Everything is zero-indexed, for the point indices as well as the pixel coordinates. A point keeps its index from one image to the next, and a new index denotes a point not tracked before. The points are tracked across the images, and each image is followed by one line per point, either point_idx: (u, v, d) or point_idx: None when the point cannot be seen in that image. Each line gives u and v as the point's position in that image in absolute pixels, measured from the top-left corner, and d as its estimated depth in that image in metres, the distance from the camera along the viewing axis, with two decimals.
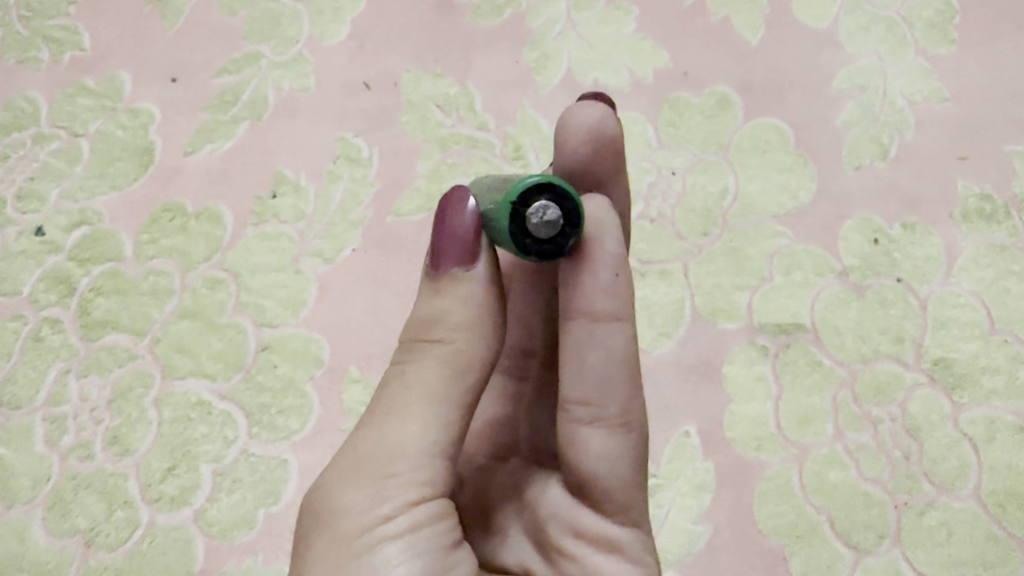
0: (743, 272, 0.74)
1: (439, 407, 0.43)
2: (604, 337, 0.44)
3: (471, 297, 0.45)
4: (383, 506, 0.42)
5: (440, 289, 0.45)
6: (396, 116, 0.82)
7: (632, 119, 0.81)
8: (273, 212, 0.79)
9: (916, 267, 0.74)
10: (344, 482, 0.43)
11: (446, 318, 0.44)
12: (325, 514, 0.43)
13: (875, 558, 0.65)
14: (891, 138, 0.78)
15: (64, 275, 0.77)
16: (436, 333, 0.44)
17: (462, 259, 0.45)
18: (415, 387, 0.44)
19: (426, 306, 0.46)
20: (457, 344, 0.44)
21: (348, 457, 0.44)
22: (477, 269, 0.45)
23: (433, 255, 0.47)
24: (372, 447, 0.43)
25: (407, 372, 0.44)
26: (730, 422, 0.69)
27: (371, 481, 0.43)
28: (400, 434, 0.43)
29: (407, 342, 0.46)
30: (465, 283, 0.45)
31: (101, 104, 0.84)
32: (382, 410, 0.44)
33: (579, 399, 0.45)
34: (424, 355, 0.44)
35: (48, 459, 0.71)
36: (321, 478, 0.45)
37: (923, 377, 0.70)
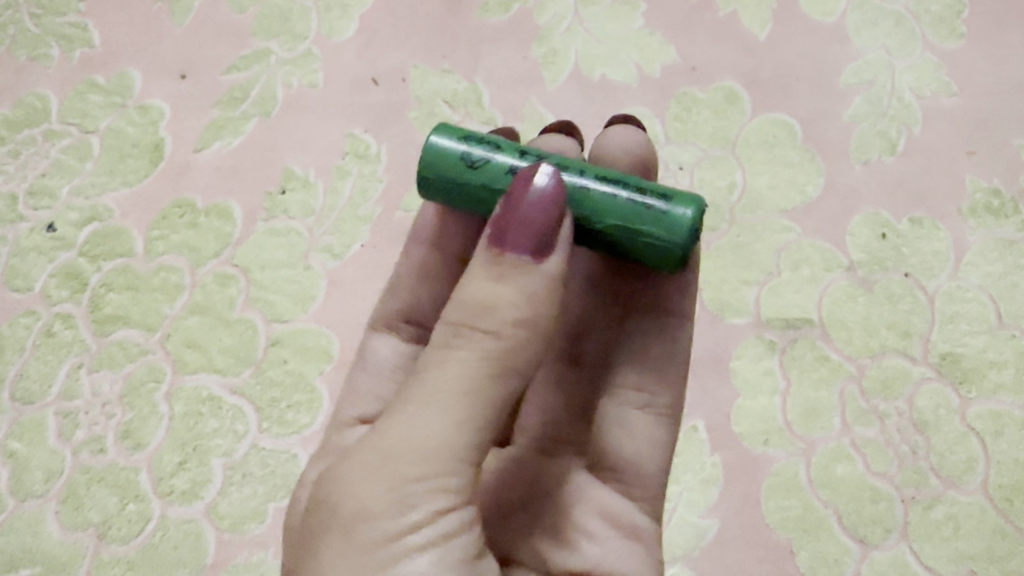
0: (751, 267, 0.74)
1: (476, 408, 0.40)
2: (664, 342, 0.56)
3: (530, 292, 0.41)
4: (411, 513, 0.41)
5: (500, 274, 0.41)
6: (404, 112, 0.83)
7: (639, 115, 0.81)
8: (283, 208, 0.79)
9: (923, 262, 0.74)
10: (368, 478, 0.41)
11: (497, 310, 0.41)
12: (345, 508, 0.41)
13: (882, 552, 0.65)
14: (899, 132, 0.78)
15: (75, 271, 0.77)
16: (489, 324, 0.41)
17: (530, 244, 0.42)
18: (452, 382, 0.41)
19: (479, 289, 0.41)
20: (509, 343, 0.41)
21: (375, 450, 0.41)
22: (545, 264, 0.42)
23: (491, 227, 0.43)
24: (402, 446, 0.40)
25: (447, 361, 0.41)
26: (737, 416, 0.69)
27: (399, 484, 0.40)
28: (434, 436, 0.40)
29: (449, 322, 0.42)
30: (527, 276, 0.41)
31: (112, 101, 0.85)
32: (417, 404, 0.41)
33: (636, 385, 0.55)
34: (468, 346, 0.41)
35: (60, 453, 0.71)
36: (343, 465, 0.43)
37: (930, 372, 0.70)
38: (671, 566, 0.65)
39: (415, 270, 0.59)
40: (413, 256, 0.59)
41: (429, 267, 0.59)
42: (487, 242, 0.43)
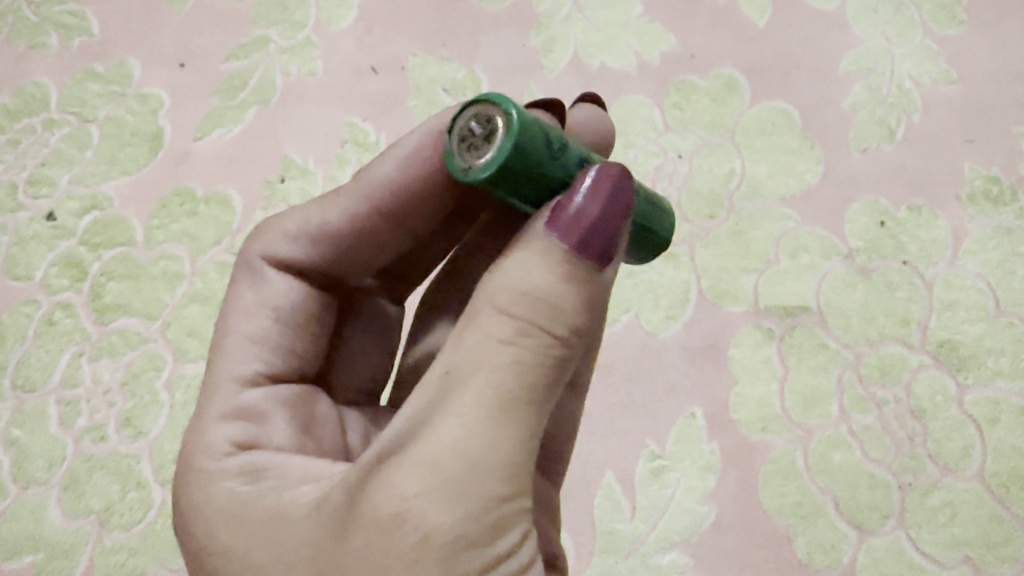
0: (749, 255, 0.74)
1: (538, 417, 0.38)
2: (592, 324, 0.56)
3: (590, 295, 0.39)
4: (499, 537, 0.37)
5: (563, 273, 0.39)
6: (402, 101, 0.83)
7: (639, 103, 0.81)
8: (282, 196, 0.80)
9: (921, 249, 0.74)
10: (445, 501, 0.36)
11: (566, 312, 0.38)
12: (421, 538, 0.36)
13: (880, 539, 0.64)
14: (898, 120, 0.78)
15: (76, 259, 0.78)
16: (559, 328, 0.38)
17: (608, 254, 0.39)
18: (521, 389, 0.37)
19: (542, 287, 0.38)
20: (568, 348, 0.39)
21: (443, 470, 0.36)
22: (608, 272, 0.40)
23: (575, 231, 0.39)
24: (482, 462, 0.36)
25: (517, 367, 0.37)
26: (735, 403, 0.69)
27: (482, 503, 0.36)
28: (510, 449, 0.37)
29: (505, 322, 0.38)
30: (591, 279, 0.39)
31: (110, 89, 0.85)
32: (489, 415, 0.37)
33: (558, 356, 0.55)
34: (536, 350, 0.38)
35: (61, 441, 0.71)
36: (396, 489, 0.36)
37: (928, 359, 0.70)
38: (670, 552, 0.65)
39: (350, 226, 0.52)
40: (352, 211, 0.52)
41: (367, 228, 0.52)
42: (555, 241, 0.39)
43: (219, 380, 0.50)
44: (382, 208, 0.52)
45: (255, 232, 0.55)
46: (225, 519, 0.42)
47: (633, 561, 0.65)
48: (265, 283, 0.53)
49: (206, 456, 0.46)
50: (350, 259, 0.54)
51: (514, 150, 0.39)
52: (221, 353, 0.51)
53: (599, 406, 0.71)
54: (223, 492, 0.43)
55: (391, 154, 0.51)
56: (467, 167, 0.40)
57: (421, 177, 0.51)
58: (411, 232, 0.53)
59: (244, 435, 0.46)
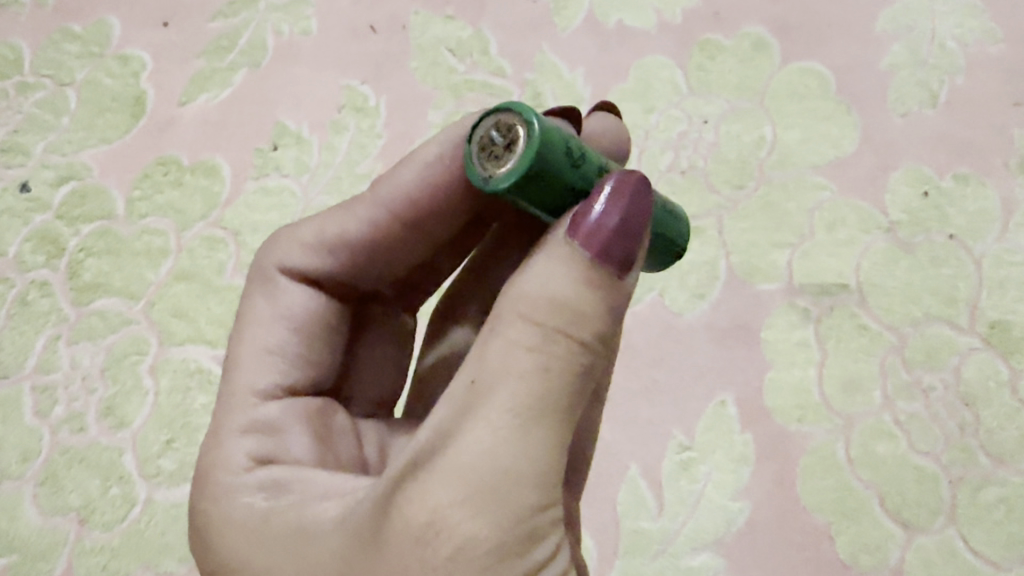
0: (781, 228, 0.69)
1: (569, 426, 0.34)
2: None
3: (615, 304, 0.35)
4: (536, 549, 0.33)
5: (586, 279, 0.34)
6: (404, 62, 0.76)
7: (660, 64, 0.75)
8: (275, 164, 0.73)
9: (969, 222, 0.68)
10: (478, 516, 0.32)
11: (595, 315, 0.34)
12: (454, 553, 0.32)
13: (929, 538, 0.59)
14: (940, 82, 0.72)
15: (52, 234, 0.72)
16: (588, 333, 0.34)
17: (628, 262, 0.35)
18: (552, 397, 0.33)
19: (566, 293, 0.34)
20: (597, 355, 0.35)
21: (473, 483, 0.32)
22: (629, 281, 0.36)
23: (591, 237, 0.35)
24: (518, 470, 0.32)
25: (547, 373, 0.33)
26: (769, 390, 0.64)
27: (517, 515, 0.32)
28: (543, 460, 0.33)
29: (529, 329, 0.34)
30: (613, 285, 0.35)
31: (88, 50, 0.78)
32: (518, 428, 0.33)
33: None
34: (563, 358, 0.34)
35: (38, 432, 0.65)
36: (424, 502, 0.32)
37: (977, 341, 0.64)
38: (701, 553, 0.60)
39: (371, 237, 0.47)
40: (370, 219, 0.47)
41: (387, 239, 0.47)
42: (576, 248, 0.35)
43: (235, 393, 0.45)
44: (405, 216, 0.46)
45: (268, 241, 0.49)
46: (241, 537, 0.38)
47: (661, 563, 0.60)
48: (278, 296, 0.47)
49: (224, 471, 0.41)
50: (369, 269, 0.49)
51: (538, 158, 0.35)
52: (234, 363, 0.46)
53: (621, 393, 0.65)
54: (242, 512, 0.39)
55: (413, 159, 0.46)
56: (488, 176, 0.36)
57: (448, 182, 0.46)
58: (433, 240, 0.48)
59: (262, 449, 0.42)
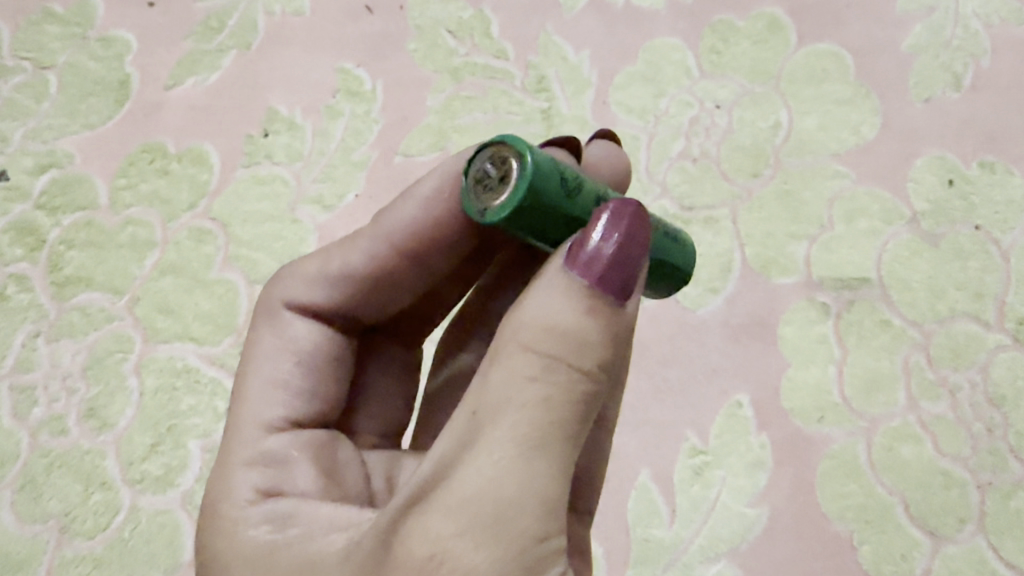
0: (799, 219, 0.65)
1: (574, 458, 0.31)
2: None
3: (620, 327, 0.32)
4: None
5: (588, 305, 0.31)
6: (401, 44, 0.73)
7: (671, 46, 0.71)
8: (266, 152, 0.70)
9: (996, 212, 0.65)
10: (482, 557, 0.29)
11: (600, 340, 0.31)
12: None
13: (956, 547, 0.56)
14: (965, 65, 0.69)
15: (31, 225, 0.68)
16: (592, 358, 0.31)
17: (630, 287, 0.32)
18: (555, 426, 0.30)
19: (568, 319, 0.31)
20: (602, 384, 0.31)
21: (474, 524, 0.29)
22: (630, 307, 0.32)
23: (593, 263, 0.31)
24: (519, 503, 0.29)
25: (551, 401, 0.30)
26: (787, 391, 0.60)
27: (520, 552, 0.29)
28: (547, 497, 0.30)
29: (529, 359, 0.30)
30: (613, 310, 0.31)
31: (70, 32, 0.75)
32: (520, 465, 0.30)
33: None
34: (567, 388, 0.30)
35: (16, 434, 0.62)
36: (423, 545, 0.29)
37: (1006, 339, 0.61)
38: (716, 563, 0.57)
39: (376, 268, 0.44)
40: (372, 251, 0.44)
41: (392, 271, 0.45)
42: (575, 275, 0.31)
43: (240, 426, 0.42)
44: (408, 245, 0.44)
45: (273, 276, 0.46)
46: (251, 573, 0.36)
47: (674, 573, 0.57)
48: (280, 329, 0.45)
49: (228, 503, 0.39)
50: (375, 302, 0.46)
51: (531, 191, 0.33)
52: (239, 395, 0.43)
53: (630, 393, 0.62)
54: (252, 541, 0.37)
55: (414, 192, 0.43)
56: (483, 209, 0.34)
57: (453, 210, 0.43)
58: (439, 270, 0.45)
59: (268, 480, 0.40)
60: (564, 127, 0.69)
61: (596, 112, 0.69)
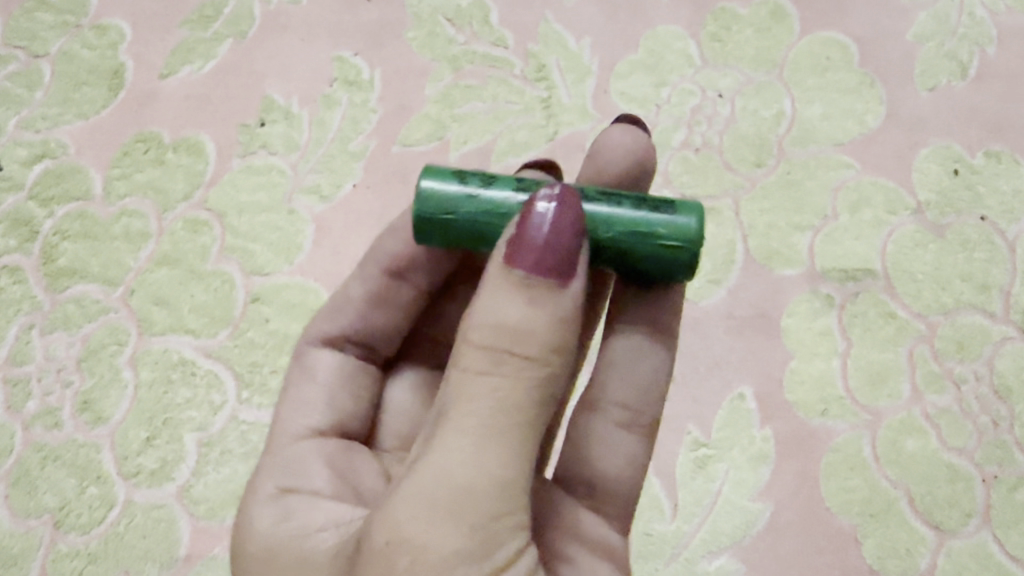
0: (803, 210, 0.64)
1: (529, 440, 0.32)
2: (659, 348, 0.45)
3: (566, 318, 0.33)
4: (496, 554, 0.32)
5: (531, 297, 0.32)
6: (399, 32, 0.72)
7: (672, 35, 0.70)
8: (262, 142, 0.69)
9: (1002, 203, 0.64)
10: (441, 537, 0.31)
11: (544, 332, 0.32)
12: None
13: (962, 541, 0.55)
14: (970, 53, 0.68)
15: (25, 216, 0.67)
16: (537, 350, 0.32)
17: (562, 268, 0.33)
18: (505, 413, 0.32)
19: (510, 312, 0.32)
20: (553, 370, 0.32)
21: (431, 508, 0.31)
22: (574, 284, 0.33)
23: (516, 253, 0.33)
24: (471, 485, 0.31)
25: (497, 392, 0.32)
26: (791, 383, 0.60)
27: (476, 527, 0.31)
28: (504, 478, 0.31)
29: (476, 355, 0.32)
30: (555, 298, 0.32)
31: (63, 20, 0.74)
32: (468, 451, 0.31)
33: (618, 400, 0.44)
34: (514, 377, 0.32)
35: (9, 428, 0.61)
36: (387, 528, 0.31)
37: (1012, 330, 0.60)
38: (718, 557, 0.56)
39: (371, 294, 0.47)
40: (364, 277, 0.48)
41: (385, 295, 0.47)
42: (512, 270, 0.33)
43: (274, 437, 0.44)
44: (395, 265, 0.47)
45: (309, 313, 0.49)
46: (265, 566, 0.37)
47: (676, 568, 0.56)
48: (305, 358, 0.47)
49: (252, 502, 0.40)
50: (379, 328, 0.48)
51: (442, 209, 0.37)
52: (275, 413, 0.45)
53: None
54: (255, 532, 0.38)
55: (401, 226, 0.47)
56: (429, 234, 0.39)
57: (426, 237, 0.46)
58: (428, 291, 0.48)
59: (288, 482, 0.40)
60: (565, 116, 0.68)
61: (597, 101, 0.68)
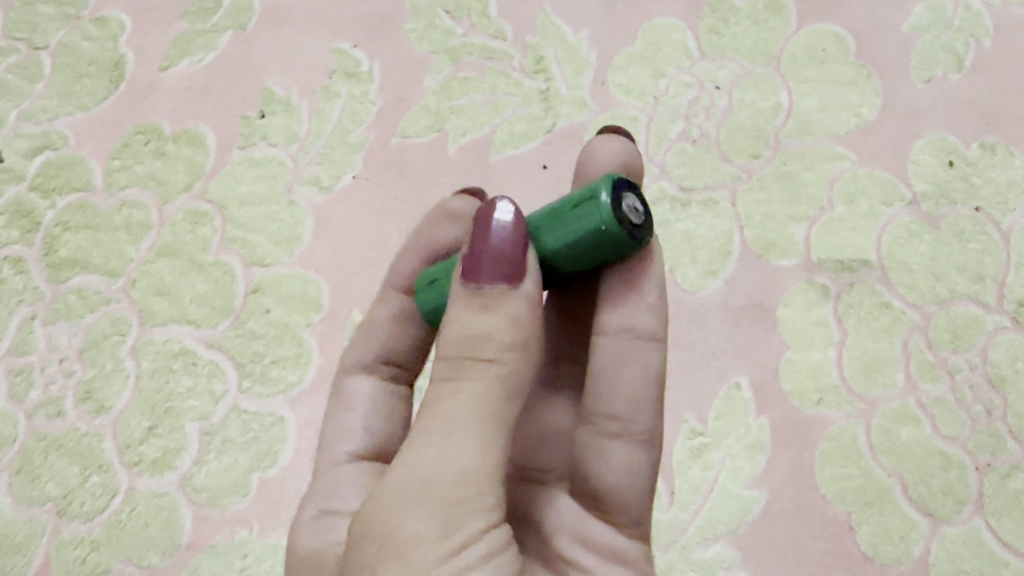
0: (799, 201, 0.65)
1: (490, 434, 0.34)
2: (642, 354, 0.42)
3: (519, 318, 0.35)
4: (456, 537, 0.33)
5: (484, 303, 0.35)
6: (399, 24, 0.72)
7: (670, 27, 0.71)
8: (262, 134, 0.69)
9: (997, 194, 0.64)
10: (402, 521, 0.33)
11: (496, 334, 0.34)
12: (382, 562, 0.33)
13: (955, 528, 0.56)
14: (966, 45, 0.68)
15: (26, 208, 0.67)
16: (489, 350, 0.34)
17: (507, 270, 0.36)
18: (462, 409, 0.34)
19: (466, 318, 0.35)
20: (510, 368, 0.35)
21: (395, 498, 0.34)
22: (525, 285, 0.36)
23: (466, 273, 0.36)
24: (430, 473, 0.34)
25: (457, 392, 0.35)
26: (786, 372, 0.60)
27: (436, 512, 0.33)
28: (462, 467, 0.34)
29: (440, 363, 0.35)
30: (505, 301, 0.35)
31: (64, 12, 0.74)
32: (429, 445, 0.34)
33: (606, 413, 0.42)
34: (471, 376, 0.34)
35: (12, 418, 0.62)
36: (363, 518, 0.35)
37: (1006, 321, 0.61)
38: (715, 544, 0.57)
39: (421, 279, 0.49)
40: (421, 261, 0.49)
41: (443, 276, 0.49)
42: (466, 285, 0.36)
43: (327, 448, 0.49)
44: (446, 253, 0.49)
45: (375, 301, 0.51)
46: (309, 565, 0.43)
47: (672, 555, 0.57)
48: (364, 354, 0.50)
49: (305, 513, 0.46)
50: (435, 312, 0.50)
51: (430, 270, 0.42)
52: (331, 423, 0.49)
53: None
54: (300, 543, 0.45)
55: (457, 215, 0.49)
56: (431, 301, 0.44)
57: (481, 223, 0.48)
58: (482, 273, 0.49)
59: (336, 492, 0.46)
60: (563, 107, 0.68)
61: (595, 93, 0.69)
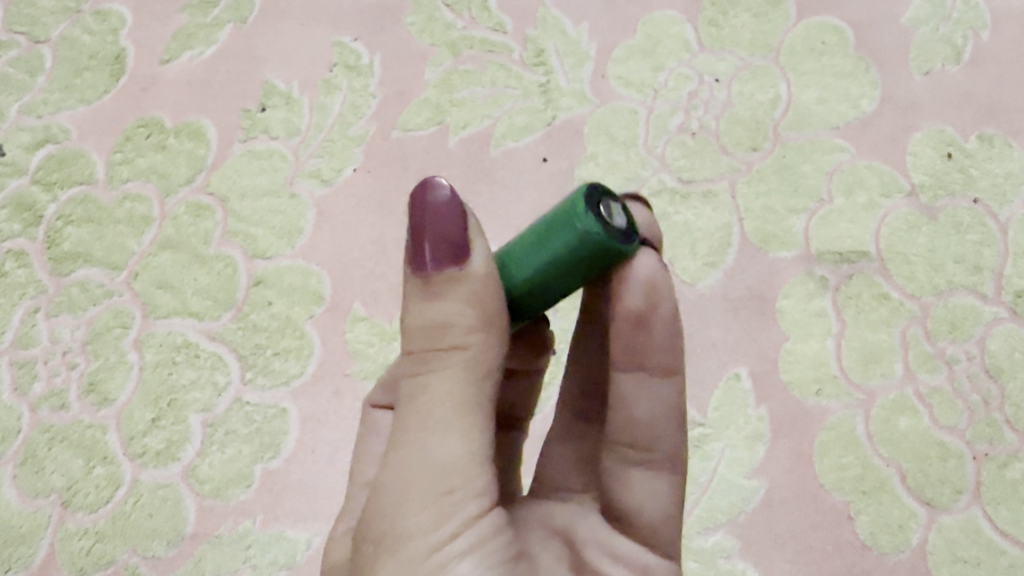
0: (799, 192, 0.65)
1: (467, 419, 0.36)
2: (658, 389, 0.41)
3: (475, 302, 0.36)
4: (447, 524, 0.35)
5: (435, 292, 0.36)
6: (399, 17, 0.72)
7: (670, 20, 0.71)
8: (263, 127, 0.69)
9: (995, 185, 0.65)
10: (397, 516, 0.35)
11: (455, 321, 0.36)
12: (386, 555, 0.35)
13: (953, 517, 0.57)
14: (965, 38, 0.69)
15: (28, 201, 0.68)
16: (451, 339, 0.36)
17: (460, 252, 0.36)
18: (436, 400, 0.36)
19: (422, 312, 0.36)
20: (473, 351, 0.36)
21: (388, 494, 0.36)
22: (474, 262, 0.36)
23: (420, 263, 0.36)
24: (414, 467, 0.35)
25: (429, 383, 0.36)
26: (786, 363, 0.61)
27: (426, 504, 0.35)
28: (444, 455, 0.35)
29: (410, 360, 0.37)
30: (458, 284, 0.36)
31: (64, 6, 0.74)
32: (411, 439, 0.36)
33: (626, 442, 0.42)
34: (438, 366, 0.36)
35: (17, 410, 0.62)
36: (363, 515, 0.37)
37: (1003, 311, 0.61)
38: (714, 535, 0.57)
39: None
40: None
41: None
42: (419, 275, 0.36)
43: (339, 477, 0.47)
44: None
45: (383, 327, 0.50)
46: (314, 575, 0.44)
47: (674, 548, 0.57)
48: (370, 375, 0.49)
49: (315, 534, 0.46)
50: None
51: None
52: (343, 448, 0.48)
53: None
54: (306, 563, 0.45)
55: None
56: None
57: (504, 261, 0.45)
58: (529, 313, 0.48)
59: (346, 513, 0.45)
60: (564, 100, 0.68)
61: (595, 86, 0.69)
